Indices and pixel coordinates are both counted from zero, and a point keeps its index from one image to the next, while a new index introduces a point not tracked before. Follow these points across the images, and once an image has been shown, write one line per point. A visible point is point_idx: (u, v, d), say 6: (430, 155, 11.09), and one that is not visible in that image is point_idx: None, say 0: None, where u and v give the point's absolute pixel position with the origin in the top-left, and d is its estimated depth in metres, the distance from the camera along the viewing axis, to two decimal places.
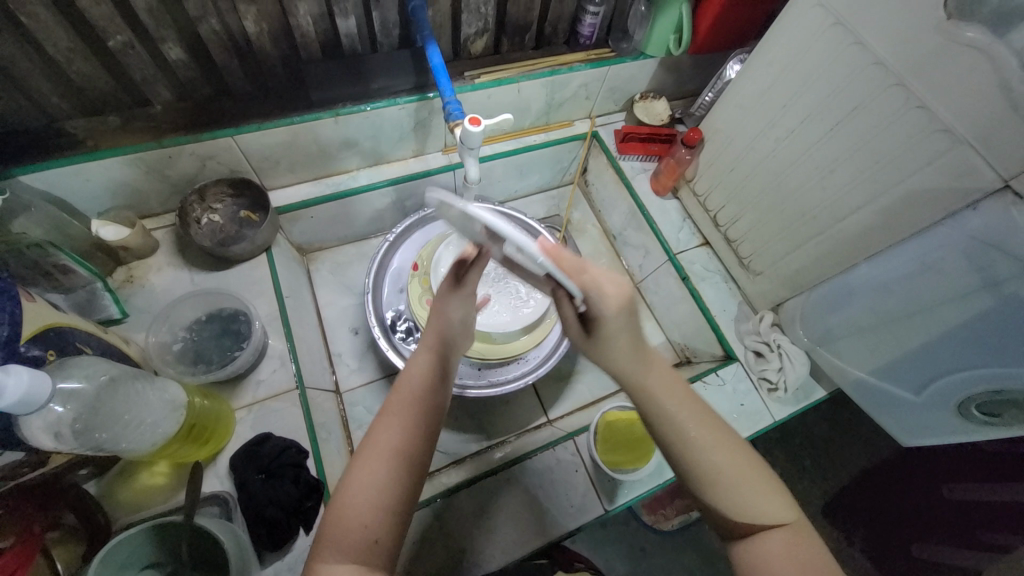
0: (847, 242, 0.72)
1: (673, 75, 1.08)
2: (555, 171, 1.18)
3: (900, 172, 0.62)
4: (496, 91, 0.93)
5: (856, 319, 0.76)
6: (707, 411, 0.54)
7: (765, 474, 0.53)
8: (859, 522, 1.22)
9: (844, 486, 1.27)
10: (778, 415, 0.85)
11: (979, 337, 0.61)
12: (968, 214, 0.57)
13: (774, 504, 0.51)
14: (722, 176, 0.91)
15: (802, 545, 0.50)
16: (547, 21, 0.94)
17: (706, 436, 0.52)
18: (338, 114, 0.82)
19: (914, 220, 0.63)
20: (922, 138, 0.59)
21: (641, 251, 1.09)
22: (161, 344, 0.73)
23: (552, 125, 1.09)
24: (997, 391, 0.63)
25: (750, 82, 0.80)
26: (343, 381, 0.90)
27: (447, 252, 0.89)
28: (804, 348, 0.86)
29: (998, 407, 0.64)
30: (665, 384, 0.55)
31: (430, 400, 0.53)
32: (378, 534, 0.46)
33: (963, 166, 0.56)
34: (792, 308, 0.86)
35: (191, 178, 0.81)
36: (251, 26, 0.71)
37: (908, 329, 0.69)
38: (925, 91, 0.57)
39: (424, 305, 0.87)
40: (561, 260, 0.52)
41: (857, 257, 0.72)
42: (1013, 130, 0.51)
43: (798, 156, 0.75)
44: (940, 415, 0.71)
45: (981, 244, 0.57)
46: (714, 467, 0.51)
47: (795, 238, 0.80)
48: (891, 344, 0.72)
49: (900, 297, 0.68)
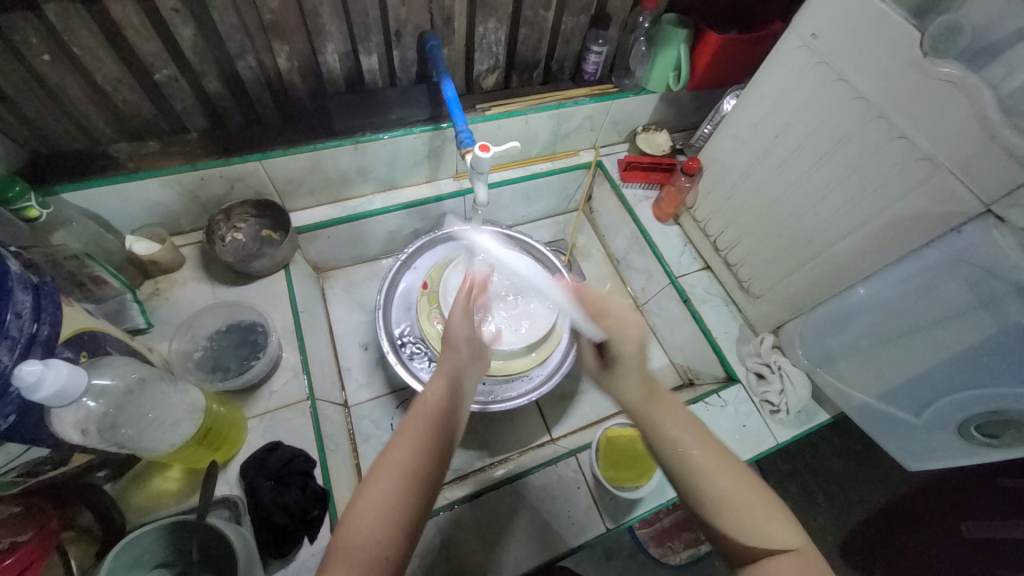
0: (841, 265, 0.74)
1: (674, 109, 1.14)
2: (560, 198, 1.23)
3: (887, 198, 0.66)
4: (505, 122, 0.99)
5: (855, 340, 0.77)
6: (706, 433, 0.56)
7: (772, 500, 0.54)
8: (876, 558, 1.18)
9: (861, 521, 1.23)
10: (781, 437, 0.85)
11: (975, 357, 0.63)
12: (954, 237, 0.60)
13: (782, 530, 0.52)
14: (720, 203, 0.95)
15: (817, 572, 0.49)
16: (554, 59, 1.01)
17: (708, 461, 0.54)
18: (357, 142, 0.88)
19: (903, 243, 0.65)
20: (906, 166, 0.62)
21: (644, 274, 1.12)
22: (181, 352, 0.76)
23: (559, 154, 1.15)
24: (995, 412, 0.64)
25: (744, 116, 0.85)
26: (352, 395, 0.93)
27: (456, 272, 0.93)
28: (805, 371, 0.88)
29: (998, 428, 0.65)
30: (663, 410, 0.58)
31: (441, 422, 0.55)
32: (386, 552, 0.47)
33: (945, 191, 0.59)
34: (792, 330, 0.87)
35: (219, 199, 0.87)
36: (283, 63, 0.78)
37: (907, 352, 0.71)
38: (905, 123, 0.61)
39: (432, 322, 0.90)
40: (588, 300, 0.64)
41: (851, 280, 0.74)
42: (989, 158, 0.54)
43: (791, 183, 0.79)
44: (943, 437, 0.72)
45: (970, 266, 0.59)
46: (718, 490, 0.53)
47: (791, 262, 0.83)
48: (892, 367, 0.73)
49: (896, 319, 0.70)
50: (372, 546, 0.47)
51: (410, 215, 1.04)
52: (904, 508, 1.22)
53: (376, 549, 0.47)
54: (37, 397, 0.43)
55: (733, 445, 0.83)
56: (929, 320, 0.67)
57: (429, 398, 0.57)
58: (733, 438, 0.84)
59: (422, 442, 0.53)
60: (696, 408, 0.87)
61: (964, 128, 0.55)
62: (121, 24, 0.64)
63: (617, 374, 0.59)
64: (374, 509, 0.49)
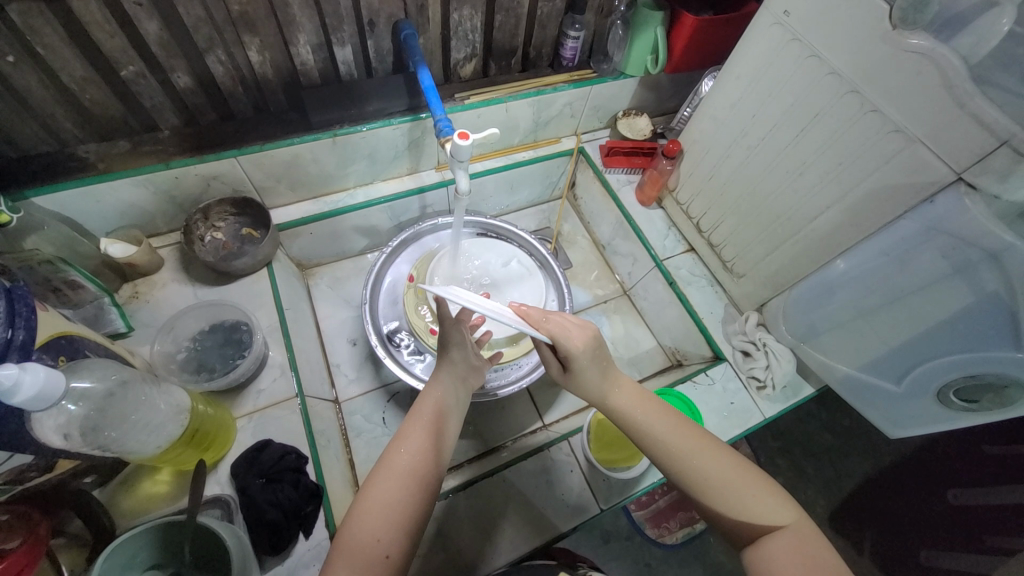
0: (821, 240, 0.76)
1: (654, 93, 1.14)
2: (544, 185, 1.23)
3: (862, 172, 0.67)
4: (485, 111, 0.99)
5: (837, 313, 0.79)
6: (682, 420, 0.61)
7: (765, 481, 0.56)
8: (866, 527, 1.21)
9: (850, 492, 1.26)
10: (769, 413, 0.87)
11: (952, 323, 0.64)
12: (927, 206, 0.61)
13: (775, 508, 0.54)
14: (702, 184, 0.96)
15: (811, 546, 0.52)
16: (532, 46, 1.01)
17: (691, 446, 0.58)
18: (335, 135, 0.87)
19: (879, 215, 0.67)
20: (879, 139, 0.63)
21: (629, 259, 1.13)
22: (165, 354, 0.75)
23: (541, 142, 1.15)
24: (972, 376, 0.65)
25: (722, 96, 0.86)
26: (342, 391, 0.92)
27: (442, 264, 0.94)
28: (790, 346, 0.89)
29: (976, 392, 0.67)
30: (642, 403, 0.63)
31: (436, 426, 0.60)
32: (389, 548, 0.51)
33: (917, 162, 0.60)
34: (775, 307, 0.89)
35: (196, 198, 0.85)
36: (254, 56, 0.77)
37: (886, 323, 0.72)
38: (877, 96, 0.62)
39: (419, 314, 0.90)
40: (527, 316, 0.64)
41: (830, 254, 0.75)
42: (959, 126, 0.55)
43: (769, 162, 0.80)
44: (923, 403, 0.73)
45: (945, 234, 0.61)
46: (701, 472, 0.57)
47: (772, 239, 0.84)
48: (875, 338, 0.74)
49: (876, 289, 0.72)
50: (378, 543, 0.50)
51: (394, 208, 1.03)
52: (891, 478, 1.25)
53: (382, 546, 0.50)
54: (14, 402, 0.43)
55: (722, 422, 0.85)
56: (908, 292, 0.68)
57: (428, 404, 0.62)
58: (721, 415, 0.86)
59: (421, 448, 0.57)
60: (685, 388, 0.89)
61: (934, 98, 0.56)
62: (82, 19, 0.62)
63: (588, 375, 0.64)
64: (380, 508, 0.53)
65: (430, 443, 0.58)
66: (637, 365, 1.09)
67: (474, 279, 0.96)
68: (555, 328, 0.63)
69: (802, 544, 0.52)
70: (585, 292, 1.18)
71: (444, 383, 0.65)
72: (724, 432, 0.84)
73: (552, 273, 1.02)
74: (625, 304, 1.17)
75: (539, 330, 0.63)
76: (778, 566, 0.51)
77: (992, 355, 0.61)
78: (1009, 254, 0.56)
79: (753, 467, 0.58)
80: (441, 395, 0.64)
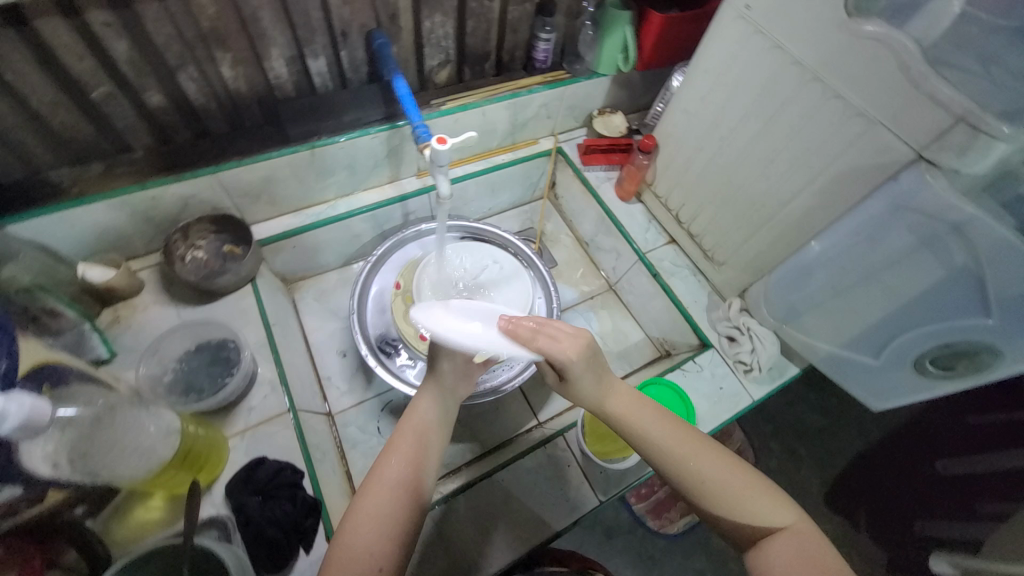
0: (795, 223, 0.78)
1: (626, 90, 1.16)
2: (525, 187, 1.24)
3: (829, 156, 0.69)
4: (462, 116, 0.99)
5: (815, 294, 0.81)
6: (678, 423, 0.62)
7: (761, 483, 0.58)
8: (861, 503, 1.25)
9: (845, 470, 1.29)
10: (757, 395, 0.89)
11: (924, 297, 0.67)
12: (892, 184, 0.63)
13: (771, 509, 0.56)
14: (678, 177, 0.98)
15: (806, 546, 0.53)
16: (504, 50, 1.02)
17: (691, 449, 0.60)
18: (314, 147, 0.86)
19: (849, 195, 0.69)
20: (843, 123, 0.66)
21: (613, 254, 1.14)
22: (151, 377, 0.73)
23: (519, 144, 1.16)
24: (946, 344, 0.68)
25: (692, 89, 0.88)
26: (335, 404, 0.92)
27: (428, 270, 0.95)
28: (772, 328, 0.91)
29: (951, 359, 0.69)
30: (639, 408, 0.64)
31: (423, 437, 0.60)
32: (384, 564, 0.50)
33: (880, 143, 0.63)
34: (756, 291, 0.91)
35: (174, 218, 0.84)
36: (228, 72, 0.77)
37: (863, 302, 0.75)
38: (838, 82, 0.64)
39: (408, 320, 0.90)
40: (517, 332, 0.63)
41: (805, 237, 0.78)
42: (915, 106, 0.58)
43: (741, 151, 0.82)
44: (900, 374, 0.76)
45: (910, 211, 0.63)
46: (701, 474, 0.58)
47: (750, 225, 0.86)
48: (853, 318, 0.77)
49: (851, 269, 0.74)
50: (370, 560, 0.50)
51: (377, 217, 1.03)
52: (883, 453, 1.28)
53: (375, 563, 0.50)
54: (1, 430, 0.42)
55: (712, 407, 0.87)
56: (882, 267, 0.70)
57: (414, 418, 0.62)
58: (711, 400, 0.88)
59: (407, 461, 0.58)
60: (674, 376, 0.90)
61: (891, 81, 0.59)
62: (50, 43, 0.62)
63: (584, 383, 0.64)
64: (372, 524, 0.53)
65: (419, 457, 0.59)
66: (627, 358, 1.10)
67: (461, 282, 0.97)
68: (546, 346, 0.62)
69: (797, 545, 0.53)
70: (571, 289, 1.19)
71: (432, 394, 0.65)
72: (714, 417, 0.86)
73: (537, 270, 1.02)
74: (611, 299, 1.19)
75: (527, 349, 0.62)
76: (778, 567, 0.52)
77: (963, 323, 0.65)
78: (972, 225, 0.59)
79: (748, 467, 0.59)
80: (427, 408, 0.64)
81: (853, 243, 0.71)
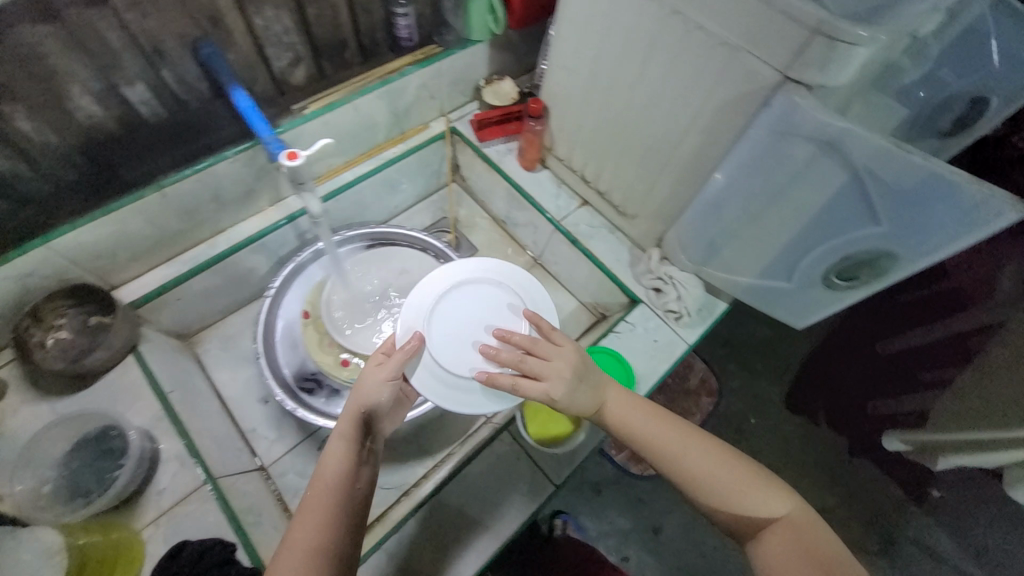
0: (690, 164, 0.76)
1: (509, 52, 1.09)
2: (427, 176, 1.16)
3: (706, 90, 0.66)
4: (331, 117, 0.90)
5: (727, 229, 0.79)
6: (679, 421, 0.63)
7: (759, 478, 0.58)
8: (817, 396, 1.41)
9: (799, 372, 1.44)
10: (692, 337, 0.89)
11: (823, 217, 0.67)
12: (767, 110, 0.61)
13: (769, 503, 0.57)
14: (574, 137, 0.94)
15: (806, 546, 0.54)
16: (363, 34, 0.92)
17: (697, 449, 0.60)
18: (161, 187, 0.76)
19: (731, 127, 0.67)
20: (709, 54, 0.63)
21: (530, 228, 1.10)
22: (30, 489, 0.65)
23: (409, 132, 1.08)
24: (850, 256, 0.69)
25: (565, 43, 0.82)
26: (265, 455, 0.87)
27: (335, 292, 0.89)
28: (693, 271, 0.91)
29: (854, 270, 0.70)
30: (637, 410, 0.65)
31: (343, 490, 0.56)
32: None
33: (748, 69, 0.60)
34: (671, 239, 0.89)
35: (15, 301, 0.72)
36: (26, 124, 0.65)
37: (768, 228, 0.74)
38: (696, 12, 0.61)
39: (324, 350, 0.85)
40: (496, 376, 0.64)
41: (702, 175, 0.76)
42: (771, 24, 0.55)
43: (625, 100, 0.79)
44: (813, 291, 0.78)
45: (791, 134, 0.62)
46: (697, 471, 0.59)
47: (651, 173, 0.84)
48: (764, 245, 0.77)
49: (752, 200, 0.73)
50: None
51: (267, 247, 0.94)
52: (829, 350, 1.44)
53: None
54: None
55: (650, 362, 0.87)
56: (779, 188, 0.69)
57: (328, 468, 0.57)
58: (649, 355, 0.87)
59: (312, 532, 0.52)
60: (609, 339, 0.89)
61: (742, 2, 0.56)
62: None
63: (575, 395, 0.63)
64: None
65: (323, 527, 0.53)
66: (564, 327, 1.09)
67: (375, 296, 0.91)
68: (530, 390, 0.62)
69: (792, 541, 0.54)
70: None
71: (344, 442, 0.59)
72: (654, 370, 0.86)
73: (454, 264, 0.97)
74: (539, 273, 1.16)
75: (506, 390, 0.63)
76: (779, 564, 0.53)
77: (861, 234, 0.65)
78: (846, 138, 0.58)
79: (744, 460, 0.60)
80: (339, 458, 0.58)
81: (747, 172, 0.70)
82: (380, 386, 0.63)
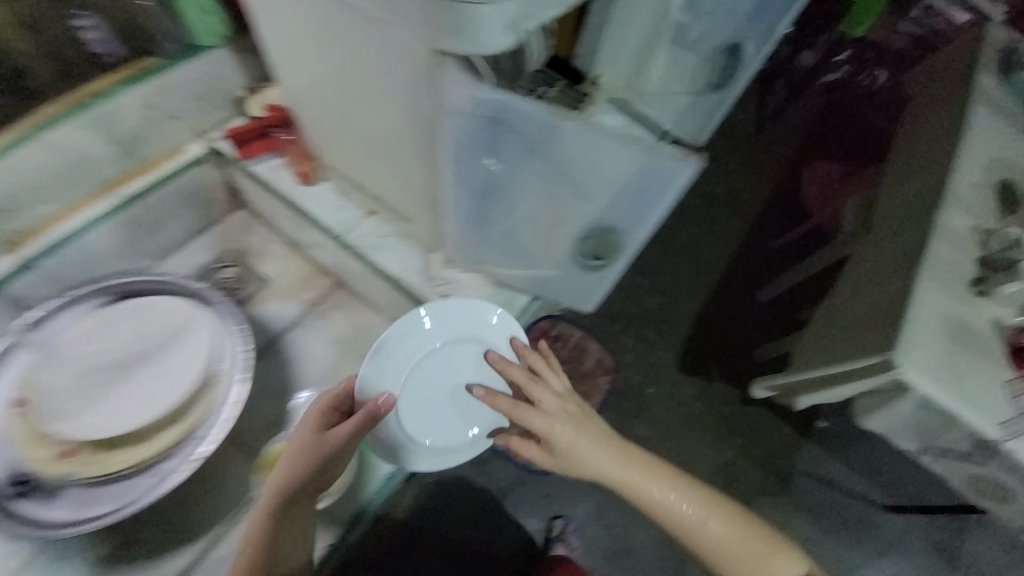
0: (420, 164, 0.85)
1: (247, 61, 1.25)
2: (164, 177, 1.24)
3: (385, 72, 0.72)
4: (16, 148, 1.04)
5: (490, 218, 0.94)
6: (650, 464, 0.94)
7: (713, 501, 0.93)
8: (711, 358, 2.05)
9: (694, 334, 2.09)
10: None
11: (547, 198, 0.91)
12: (440, 90, 0.68)
13: (714, 520, 0.91)
14: (320, 138, 1.01)
15: (771, 550, 0.90)
16: (69, 52, 1.10)
17: (668, 485, 0.92)
18: None
19: (422, 111, 0.73)
20: (377, 45, 0.70)
21: (311, 230, 1.07)
22: None
23: (152, 159, 1.24)
24: (588, 230, 0.95)
25: (276, 34, 0.84)
26: (25, 501, 1.01)
27: (51, 374, 1.06)
28: (473, 259, 1.06)
29: (594, 246, 0.97)
30: (629, 454, 0.94)
31: (298, 496, 0.89)
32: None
33: (406, 48, 0.66)
34: (445, 229, 0.98)
35: None
36: None
37: (510, 219, 0.95)
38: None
39: (24, 443, 1.02)
40: (495, 401, 0.94)
41: (423, 159, 0.83)
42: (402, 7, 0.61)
43: (340, 89, 0.83)
44: (570, 269, 1.02)
45: (477, 115, 0.71)
46: (674, 509, 0.91)
47: (401, 171, 0.92)
48: (515, 228, 0.97)
49: (489, 194, 0.88)
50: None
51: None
52: (718, 314, 2.15)
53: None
54: None
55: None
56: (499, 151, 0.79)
57: (275, 493, 0.87)
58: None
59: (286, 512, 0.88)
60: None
61: None
62: None
63: (540, 417, 0.93)
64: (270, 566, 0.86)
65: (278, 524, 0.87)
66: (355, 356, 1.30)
67: (101, 366, 1.08)
68: (531, 416, 0.93)
69: (758, 545, 0.90)
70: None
71: (290, 463, 0.89)
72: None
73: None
74: None
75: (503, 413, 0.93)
76: (719, 532, 0.90)
77: (579, 209, 0.92)
78: (507, 112, 0.72)
79: (704, 494, 0.93)
80: (292, 483, 0.88)
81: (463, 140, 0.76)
82: (338, 439, 0.91)
